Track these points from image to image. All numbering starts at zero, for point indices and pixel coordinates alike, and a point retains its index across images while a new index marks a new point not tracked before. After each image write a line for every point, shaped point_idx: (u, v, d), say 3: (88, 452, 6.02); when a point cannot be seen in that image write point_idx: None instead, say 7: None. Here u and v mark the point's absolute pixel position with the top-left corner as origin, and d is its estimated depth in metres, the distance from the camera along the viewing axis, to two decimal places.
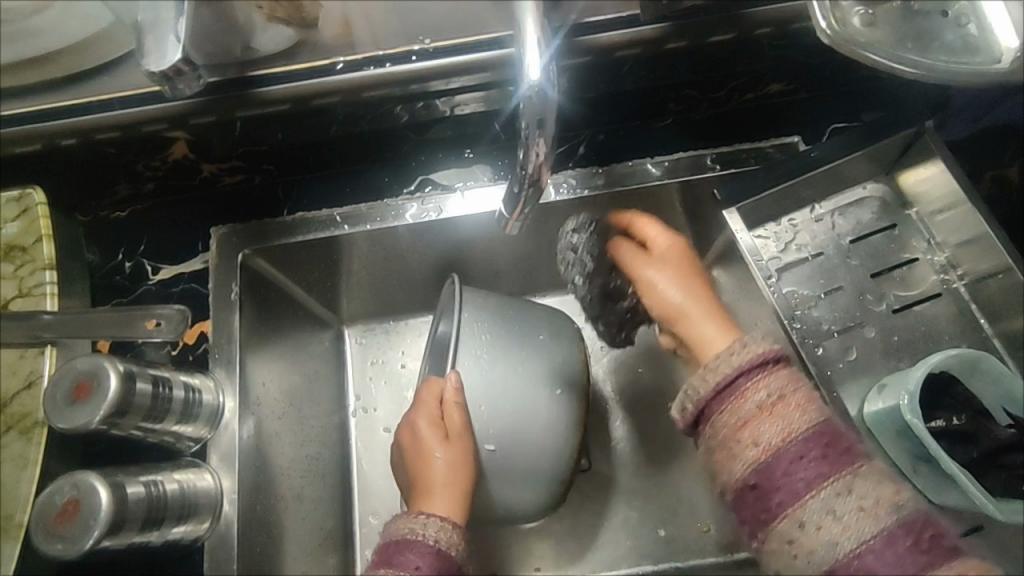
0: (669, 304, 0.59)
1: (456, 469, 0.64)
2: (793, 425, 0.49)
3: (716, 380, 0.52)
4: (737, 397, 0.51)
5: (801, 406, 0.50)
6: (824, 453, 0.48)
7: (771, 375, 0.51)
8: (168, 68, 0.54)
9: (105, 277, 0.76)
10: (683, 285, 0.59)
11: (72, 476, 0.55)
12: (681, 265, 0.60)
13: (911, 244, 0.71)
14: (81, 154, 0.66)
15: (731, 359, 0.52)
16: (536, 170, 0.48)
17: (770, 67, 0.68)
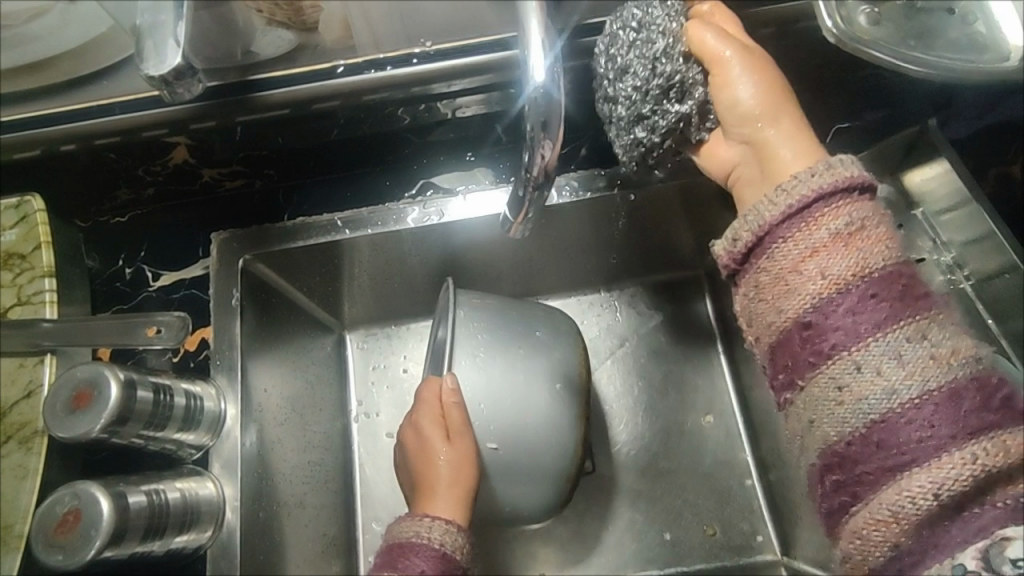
0: (746, 109, 0.50)
1: (461, 468, 0.63)
2: (856, 270, 0.42)
3: (793, 203, 0.44)
4: (810, 223, 0.43)
5: (878, 244, 0.42)
6: (887, 294, 0.42)
7: (853, 206, 0.43)
8: (168, 72, 0.54)
9: (105, 284, 0.76)
10: (775, 99, 0.50)
11: (73, 486, 0.55)
12: (766, 72, 0.50)
13: (917, 244, 0.69)
14: (81, 160, 0.65)
15: (810, 182, 0.44)
16: (541, 171, 0.48)
17: None
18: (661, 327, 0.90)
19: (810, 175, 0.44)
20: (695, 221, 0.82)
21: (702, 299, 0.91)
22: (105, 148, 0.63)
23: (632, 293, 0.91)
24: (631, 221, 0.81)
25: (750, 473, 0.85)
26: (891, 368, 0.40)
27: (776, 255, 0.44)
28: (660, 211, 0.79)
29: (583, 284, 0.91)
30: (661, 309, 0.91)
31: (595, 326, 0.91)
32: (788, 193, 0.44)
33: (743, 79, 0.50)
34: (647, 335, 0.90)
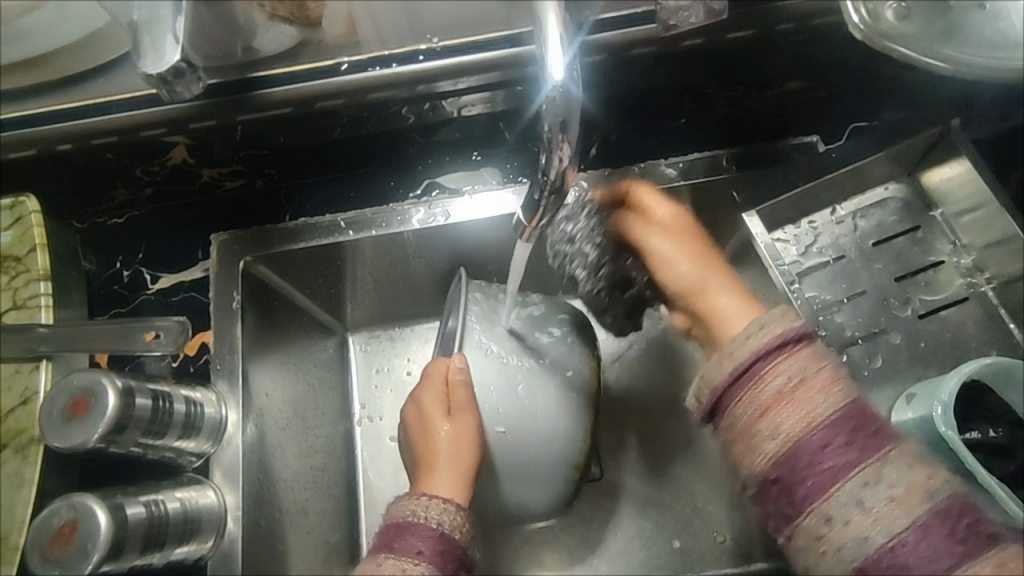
0: (669, 261, 0.57)
1: (464, 446, 0.61)
2: (821, 412, 0.44)
3: (745, 360, 0.46)
4: (762, 377, 0.46)
5: (828, 389, 0.44)
6: (845, 428, 0.44)
7: (797, 350, 0.46)
8: (165, 69, 0.52)
9: (103, 287, 0.74)
10: (677, 241, 0.57)
11: (69, 498, 0.53)
12: (680, 229, 0.58)
13: (936, 247, 0.68)
14: (78, 159, 0.63)
15: (748, 342, 0.47)
16: (559, 176, 0.47)
17: (790, 65, 0.66)
18: (670, 330, 0.89)
19: (758, 332, 0.47)
20: None
21: None
22: (102, 147, 0.61)
23: None
24: None
25: None
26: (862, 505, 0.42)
27: (735, 406, 0.46)
28: None
29: None
30: None
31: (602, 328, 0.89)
32: (745, 347, 0.47)
33: (649, 208, 0.60)
34: (656, 337, 0.88)
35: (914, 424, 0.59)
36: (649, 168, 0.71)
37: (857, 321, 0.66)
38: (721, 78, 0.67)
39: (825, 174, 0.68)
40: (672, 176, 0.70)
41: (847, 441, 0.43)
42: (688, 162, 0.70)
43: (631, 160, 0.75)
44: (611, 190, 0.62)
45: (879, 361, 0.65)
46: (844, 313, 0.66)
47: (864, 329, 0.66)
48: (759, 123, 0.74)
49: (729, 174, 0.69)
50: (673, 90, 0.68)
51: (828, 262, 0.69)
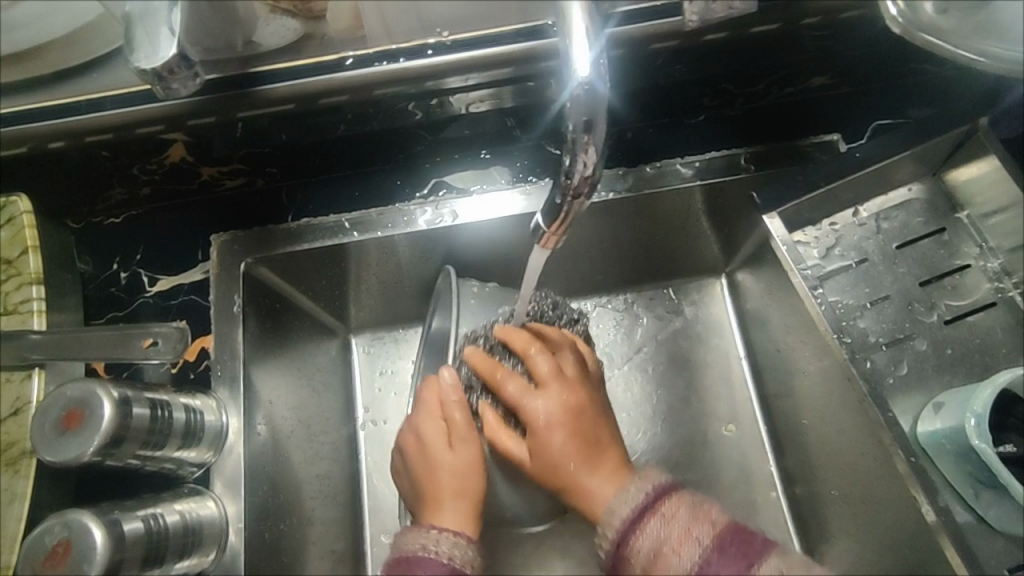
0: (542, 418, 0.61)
1: (467, 471, 0.62)
2: (682, 567, 0.51)
3: (619, 530, 0.55)
4: (629, 554, 0.54)
5: (691, 540, 0.52)
6: (721, 547, 0.51)
7: (666, 505, 0.55)
8: (160, 65, 0.49)
9: (98, 290, 0.71)
10: (561, 410, 0.61)
11: (62, 515, 0.51)
12: (567, 383, 0.63)
13: (963, 250, 0.66)
14: (71, 158, 0.61)
15: (624, 505, 0.56)
16: (583, 179, 0.45)
17: (813, 60, 0.63)
18: (682, 332, 0.86)
19: (628, 498, 0.57)
20: (721, 222, 0.77)
21: (724, 303, 0.87)
22: (96, 145, 0.59)
23: (651, 296, 0.87)
24: (654, 223, 0.76)
25: (775, 484, 0.81)
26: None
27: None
28: (685, 214, 0.75)
29: (601, 286, 0.86)
30: (681, 313, 0.87)
31: (612, 331, 0.87)
32: (614, 517, 0.56)
33: (546, 353, 0.64)
34: (667, 340, 0.86)
35: (945, 436, 0.57)
36: (666, 166, 0.71)
37: (881, 327, 0.64)
38: (741, 75, 0.65)
39: (850, 174, 0.65)
40: (689, 175, 0.70)
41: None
42: (705, 162, 0.70)
43: (651, 157, 0.72)
44: (504, 338, 0.65)
45: (904, 368, 0.63)
46: (867, 318, 0.64)
47: (888, 334, 0.64)
48: (778, 120, 0.72)
49: (747, 173, 0.69)
50: (691, 87, 0.66)
51: (850, 266, 0.67)
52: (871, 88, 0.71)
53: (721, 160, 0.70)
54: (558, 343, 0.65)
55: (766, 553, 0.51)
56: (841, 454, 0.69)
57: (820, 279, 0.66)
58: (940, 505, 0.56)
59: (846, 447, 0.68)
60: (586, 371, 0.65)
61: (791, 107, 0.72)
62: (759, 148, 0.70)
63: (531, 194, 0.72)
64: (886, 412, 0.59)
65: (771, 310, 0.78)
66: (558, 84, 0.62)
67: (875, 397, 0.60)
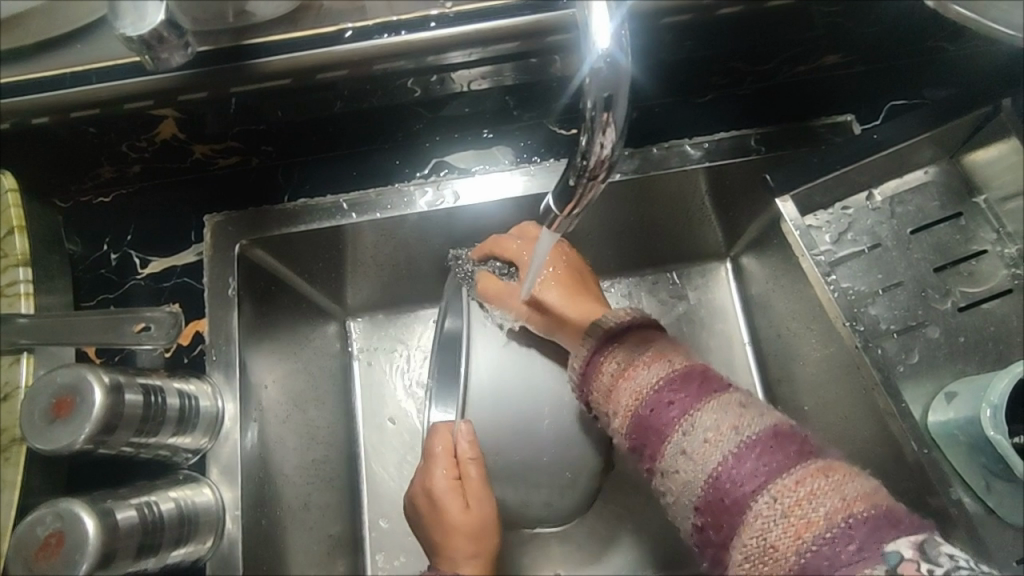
0: (554, 329, 0.68)
1: (481, 525, 0.67)
2: (646, 381, 0.50)
3: (587, 357, 0.57)
4: (598, 369, 0.55)
5: (661, 362, 0.51)
6: (682, 377, 0.49)
7: (638, 340, 0.55)
8: (148, 32, 0.47)
9: (89, 271, 0.69)
10: (567, 297, 0.70)
11: (55, 504, 0.49)
12: (560, 283, 0.71)
13: (978, 236, 0.64)
14: (57, 134, 0.58)
15: (594, 345, 0.57)
16: (600, 161, 0.43)
17: (829, 37, 0.61)
18: (685, 317, 0.85)
19: (595, 334, 0.57)
20: (727, 205, 0.75)
21: (728, 287, 0.86)
22: (82, 121, 0.56)
23: (654, 279, 0.86)
24: (660, 206, 0.74)
25: None
26: (713, 425, 0.46)
27: (593, 396, 0.55)
28: (691, 196, 0.73)
29: (601, 270, 0.85)
30: (684, 298, 0.85)
31: None
32: (584, 347, 0.57)
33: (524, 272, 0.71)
34: (669, 325, 0.84)
35: (958, 426, 0.56)
36: (674, 147, 0.69)
37: (893, 314, 0.62)
38: (756, 53, 0.62)
39: (866, 156, 0.63)
40: (696, 157, 0.68)
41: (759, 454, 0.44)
42: (714, 142, 0.68)
43: (660, 138, 0.70)
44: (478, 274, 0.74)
45: (915, 356, 0.61)
46: (879, 305, 0.63)
47: (900, 322, 0.62)
48: (790, 99, 0.70)
49: (757, 155, 0.67)
50: (703, 65, 0.63)
51: (862, 251, 0.65)
52: (885, 65, 0.69)
53: (731, 141, 0.68)
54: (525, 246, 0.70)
55: (729, 388, 0.49)
56: (846, 443, 0.68)
57: (832, 265, 0.64)
58: (951, 495, 0.55)
59: (851, 436, 0.67)
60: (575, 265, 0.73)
61: (803, 87, 0.70)
62: (768, 129, 0.68)
63: (535, 175, 0.70)
64: (899, 401, 0.58)
65: (776, 296, 0.76)
66: (565, 60, 0.59)
67: (887, 386, 0.58)
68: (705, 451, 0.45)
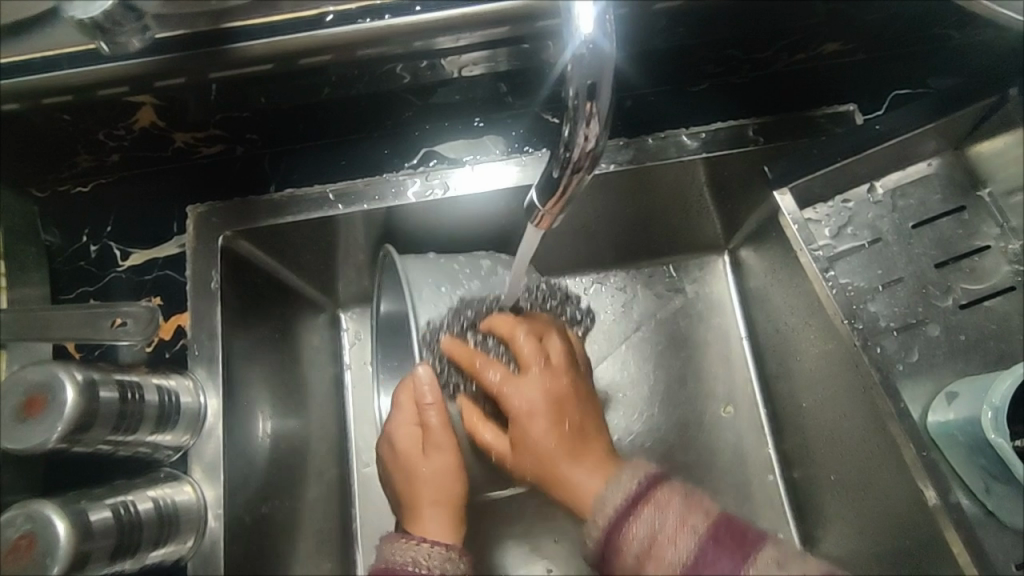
0: (540, 441, 0.57)
1: (451, 474, 0.60)
2: (677, 560, 0.45)
3: (608, 521, 0.49)
4: (621, 544, 0.47)
5: (687, 527, 0.46)
6: (718, 538, 0.45)
7: (662, 491, 0.48)
8: (100, 15, 0.46)
9: (67, 263, 0.67)
10: (558, 440, 0.57)
11: (25, 506, 0.48)
12: (556, 376, 0.59)
13: (983, 230, 0.62)
14: (32, 121, 0.56)
15: (616, 494, 0.49)
16: (584, 153, 0.41)
17: (831, 24, 0.59)
18: (681, 311, 0.83)
19: (617, 489, 0.49)
20: (725, 197, 0.73)
21: (726, 280, 0.84)
22: (56, 107, 0.54)
23: (650, 272, 0.84)
24: (656, 198, 0.72)
25: (771, 466, 0.78)
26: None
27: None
28: (686, 187, 0.71)
29: (597, 263, 0.83)
30: (680, 292, 0.84)
31: (609, 309, 0.83)
32: (607, 510, 0.49)
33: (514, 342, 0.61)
34: (665, 318, 0.83)
35: (957, 428, 0.55)
36: (671, 137, 0.66)
37: (893, 311, 0.61)
38: (755, 40, 0.60)
39: (870, 148, 0.61)
40: (694, 147, 0.66)
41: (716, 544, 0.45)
42: (712, 133, 0.66)
43: (656, 128, 0.68)
44: (457, 346, 0.61)
45: (915, 355, 0.60)
46: (878, 302, 0.61)
47: (900, 319, 0.61)
48: (791, 89, 0.68)
49: (756, 146, 0.66)
50: (701, 52, 0.61)
51: (862, 246, 0.63)
52: (889, 53, 0.66)
53: (729, 131, 0.66)
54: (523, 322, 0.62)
55: (762, 541, 0.46)
56: (844, 439, 0.67)
57: (830, 260, 0.62)
58: (949, 496, 0.53)
59: (849, 433, 0.66)
60: (583, 399, 0.60)
61: (804, 76, 0.68)
62: (768, 119, 0.66)
63: (527, 165, 0.68)
64: (898, 402, 0.56)
65: (775, 290, 0.74)
66: (556, 46, 0.57)
67: (886, 386, 0.57)
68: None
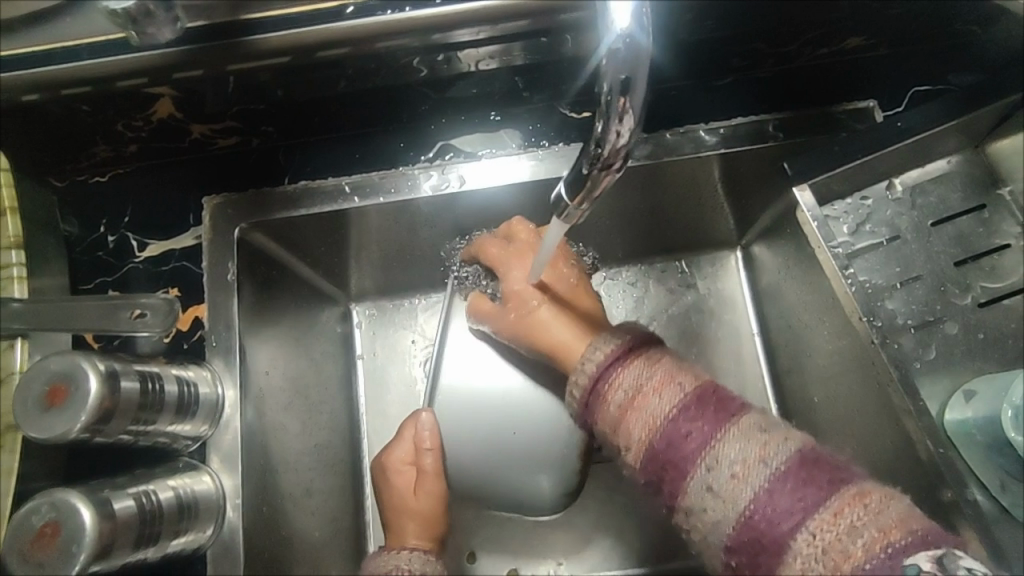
0: (532, 294, 0.67)
1: (436, 511, 0.67)
2: (659, 410, 0.49)
3: (594, 371, 0.55)
4: (605, 392, 0.53)
5: (671, 385, 0.50)
6: (701, 399, 0.49)
7: (653, 353, 0.54)
8: (132, 5, 0.45)
9: (86, 253, 0.68)
10: (557, 313, 0.66)
11: (50, 495, 0.48)
12: (557, 261, 0.70)
13: (1002, 229, 0.63)
14: (52, 111, 0.56)
15: (600, 350, 0.56)
16: (615, 150, 0.41)
17: (854, 19, 0.58)
18: (693, 307, 0.83)
19: (607, 344, 0.56)
20: (740, 191, 0.73)
21: (738, 276, 0.84)
22: (77, 98, 0.54)
23: (663, 267, 0.84)
24: (670, 193, 0.72)
25: None
26: (730, 461, 0.45)
27: (602, 423, 0.53)
28: (700, 182, 0.71)
29: (608, 258, 0.83)
30: (693, 287, 0.84)
31: (620, 304, 0.83)
32: (591, 363, 0.55)
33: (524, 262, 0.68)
34: (678, 314, 0.83)
35: (976, 425, 0.56)
36: (689, 133, 0.66)
37: (911, 309, 0.61)
38: (778, 34, 0.59)
39: (889, 145, 0.61)
40: (712, 143, 0.66)
41: (689, 416, 0.48)
42: (731, 128, 0.66)
43: (673, 122, 0.68)
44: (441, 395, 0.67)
45: (933, 352, 0.60)
46: (897, 300, 0.61)
47: (918, 318, 0.60)
48: (809, 85, 0.67)
49: (775, 142, 0.65)
50: (721, 48, 0.60)
51: (880, 243, 0.63)
52: (910, 50, 0.66)
53: (748, 127, 0.66)
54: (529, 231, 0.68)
55: (745, 409, 0.49)
56: (857, 436, 0.67)
57: (848, 257, 0.62)
58: (967, 494, 0.54)
59: (862, 430, 0.66)
60: (593, 312, 0.68)
61: (823, 72, 0.67)
62: (787, 115, 0.66)
63: (543, 160, 0.68)
64: (916, 400, 0.56)
65: (789, 285, 0.74)
66: (577, 39, 0.56)
67: (905, 384, 0.57)
68: (734, 487, 0.44)
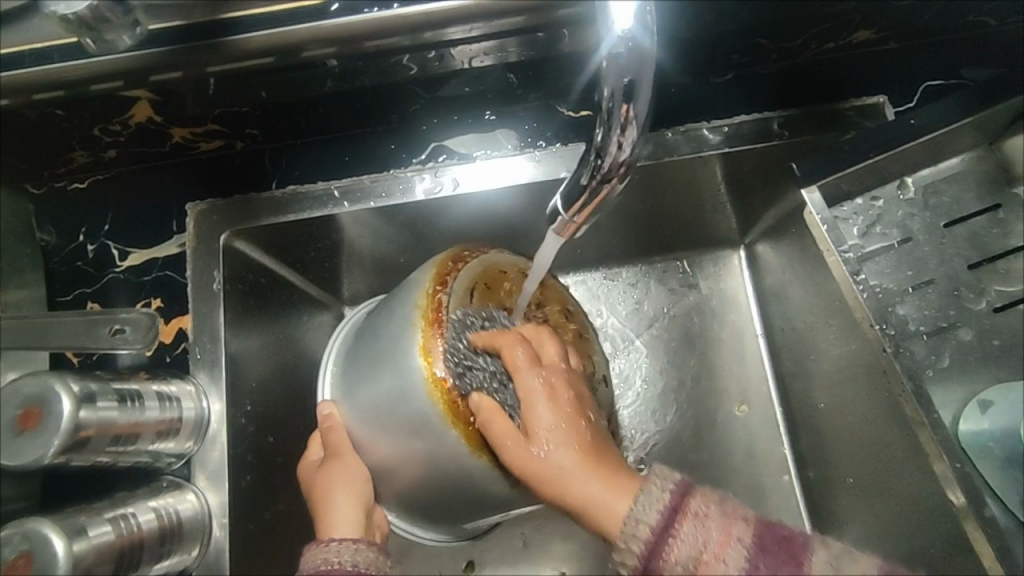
0: (554, 462, 0.49)
1: (358, 491, 0.59)
2: (734, 573, 0.42)
3: (649, 529, 0.44)
4: (666, 562, 0.43)
5: (731, 541, 0.43)
6: (762, 546, 0.43)
7: (693, 501, 0.45)
8: (84, 10, 0.42)
9: (64, 263, 0.65)
10: (573, 441, 0.49)
11: (22, 524, 0.46)
12: (577, 423, 0.50)
13: (1017, 229, 0.60)
14: (23, 117, 0.54)
15: (648, 508, 0.45)
16: (617, 162, 0.40)
17: (865, 12, 0.55)
18: (696, 308, 0.80)
19: (648, 501, 0.45)
20: (744, 191, 0.71)
21: (741, 276, 0.81)
22: (50, 103, 0.52)
23: (664, 267, 0.81)
24: (671, 192, 0.70)
25: (787, 467, 0.76)
26: None
27: None
28: (701, 181, 0.68)
29: (608, 257, 0.80)
30: (695, 288, 0.81)
31: (621, 306, 0.81)
32: (643, 526, 0.44)
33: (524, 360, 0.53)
34: (680, 315, 0.80)
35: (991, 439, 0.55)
36: (691, 131, 0.64)
37: (923, 315, 0.58)
38: (783, 29, 0.57)
39: (901, 144, 0.58)
40: (714, 142, 0.63)
41: (766, 566, 0.42)
42: (734, 126, 0.63)
43: (675, 121, 0.65)
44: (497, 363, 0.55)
45: (945, 360, 0.58)
46: (908, 304, 0.59)
47: (931, 323, 0.58)
48: (816, 80, 0.65)
49: (780, 140, 0.63)
50: (724, 42, 0.57)
51: (891, 246, 0.61)
52: (922, 43, 0.63)
53: (752, 125, 0.63)
54: (519, 343, 0.53)
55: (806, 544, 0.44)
56: (865, 443, 0.64)
57: (858, 260, 0.60)
58: (982, 508, 0.52)
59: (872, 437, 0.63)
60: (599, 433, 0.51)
61: (831, 67, 0.64)
62: (793, 112, 0.64)
63: (541, 160, 0.65)
64: (929, 411, 0.54)
65: (794, 286, 0.72)
66: (574, 34, 0.53)
67: (918, 394, 0.54)
68: None
